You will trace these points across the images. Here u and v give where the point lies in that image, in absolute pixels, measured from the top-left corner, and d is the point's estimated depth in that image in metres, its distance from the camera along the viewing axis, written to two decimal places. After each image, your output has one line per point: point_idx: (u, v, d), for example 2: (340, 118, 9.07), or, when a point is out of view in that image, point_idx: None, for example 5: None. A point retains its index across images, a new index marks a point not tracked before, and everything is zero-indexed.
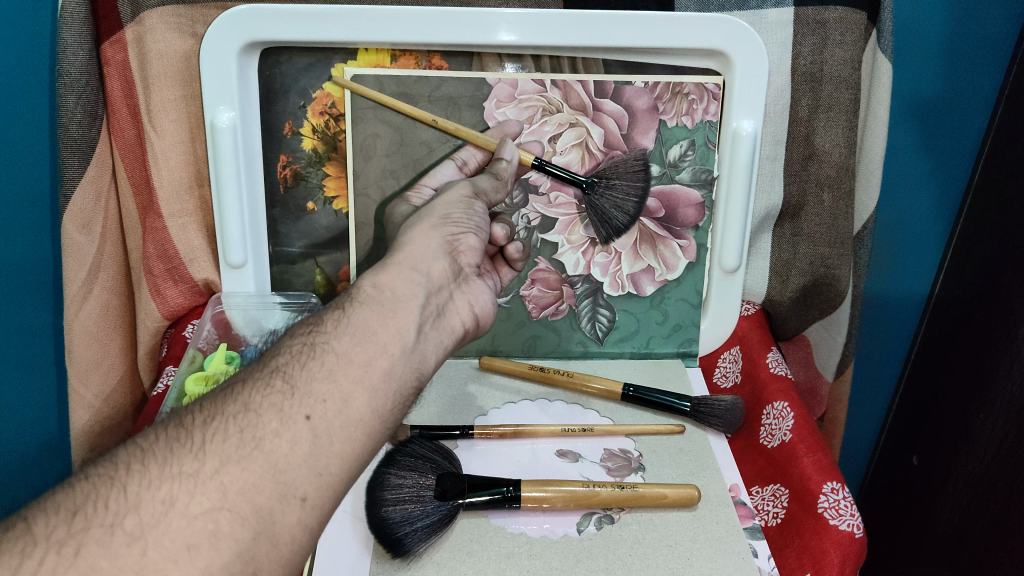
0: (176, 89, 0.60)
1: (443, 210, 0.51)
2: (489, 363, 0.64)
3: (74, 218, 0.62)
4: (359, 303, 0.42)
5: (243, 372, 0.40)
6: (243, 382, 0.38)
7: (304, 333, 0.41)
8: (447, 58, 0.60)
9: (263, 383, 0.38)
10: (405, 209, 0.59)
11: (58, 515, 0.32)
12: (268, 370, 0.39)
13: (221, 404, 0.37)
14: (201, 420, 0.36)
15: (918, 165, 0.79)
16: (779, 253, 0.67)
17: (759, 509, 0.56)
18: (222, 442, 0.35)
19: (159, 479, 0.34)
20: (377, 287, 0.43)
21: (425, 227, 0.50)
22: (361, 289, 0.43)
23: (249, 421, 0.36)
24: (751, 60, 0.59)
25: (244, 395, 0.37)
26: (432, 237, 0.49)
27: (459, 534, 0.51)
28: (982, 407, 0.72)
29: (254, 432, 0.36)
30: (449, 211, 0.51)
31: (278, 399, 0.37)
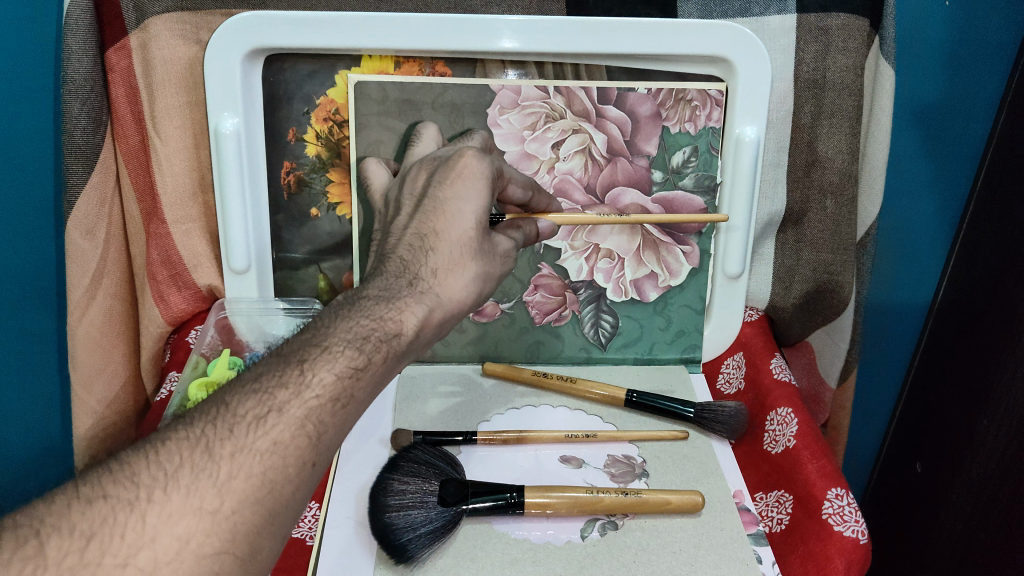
0: (180, 96, 0.60)
1: (493, 265, 0.49)
2: (493, 369, 0.64)
3: (78, 224, 0.62)
4: (392, 354, 0.43)
5: (275, 398, 0.39)
6: (279, 413, 0.38)
7: (325, 368, 0.40)
8: (450, 64, 0.60)
9: (297, 426, 0.38)
10: (489, 185, 0.49)
11: (72, 540, 0.32)
12: (303, 407, 0.39)
13: (252, 438, 0.37)
14: (230, 454, 0.36)
15: (920, 172, 0.79)
16: (782, 259, 0.67)
17: (763, 516, 0.56)
18: (244, 482, 0.36)
19: (179, 512, 0.34)
20: (407, 341, 0.43)
21: (476, 275, 0.47)
22: (382, 325, 0.43)
23: (275, 467, 0.37)
24: (753, 68, 0.59)
25: (275, 431, 0.38)
26: (467, 295, 0.47)
27: (462, 540, 0.51)
28: (985, 414, 0.72)
29: (274, 477, 0.37)
30: (495, 272, 0.49)
31: (304, 445, 0.38)
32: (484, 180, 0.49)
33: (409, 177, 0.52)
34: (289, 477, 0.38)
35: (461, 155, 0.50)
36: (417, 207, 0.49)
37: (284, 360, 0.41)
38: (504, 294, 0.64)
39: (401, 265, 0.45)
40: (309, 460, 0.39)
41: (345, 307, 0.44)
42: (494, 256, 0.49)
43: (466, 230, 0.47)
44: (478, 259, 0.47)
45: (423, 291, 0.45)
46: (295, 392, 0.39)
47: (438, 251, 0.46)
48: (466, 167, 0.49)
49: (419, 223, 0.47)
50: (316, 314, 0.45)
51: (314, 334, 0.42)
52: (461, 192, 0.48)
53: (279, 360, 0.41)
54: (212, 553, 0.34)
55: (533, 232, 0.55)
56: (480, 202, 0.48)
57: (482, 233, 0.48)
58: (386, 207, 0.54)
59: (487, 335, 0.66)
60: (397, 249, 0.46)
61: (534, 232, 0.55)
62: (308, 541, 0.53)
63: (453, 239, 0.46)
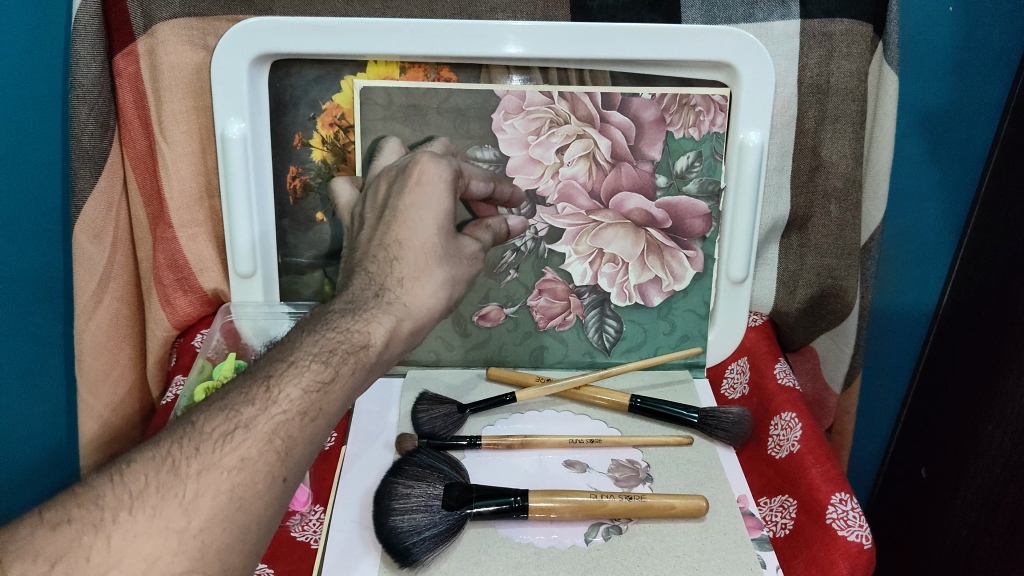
0: (187, 101, 0.60)
1: (461, 265, 0.54)
2: (496, 374, 0.65)
3: (85, 228, 0.62)
4: (360, 365, 0.46)
5: (242, 414, 0.42)
6: (246, 428, 0.41)
7: (291, 382, 0.43)
8: (456, 70, 0.60)
9: (264, 441, 0.41)
10: (447, 189, 0.53)
11: (38, 564, 0.35)
12: (271, 421, 0.42)
13: (218, 456, 0.40)
14: (196, 470, 0.39)
15: (925, 176, 0.79)
16: (786, 264, 0.67)
17: (767, 521, 0.56)
18: (211, 499, 0.39)
19: (145, 532, 0.37)
20: (376, 352, 0.47)
21: (442, 278, 0.51)
22: (349, 337, 0.46)
23: (242, 484, 0.40)
24: (757, 73, 0.59)
25: (243, 446, 0.40)
26: (436, 299, 0.50)
27: (467, 544, 0.51)
28: (990, 419, 0.72)
29: (243, 493, 0.40)
30: (461, 273, 0.53)
31: (272, 461, 0.41)
32: (448, 184, 0.54)
33: (371, 190, 0.56)
34: (258, 493, 0.40)
35: (416, 163, 0.54)
36: (379, 218, 0.53)
37: (253, 377, 0.44)
38: (509, 298, 0.65)
39: (367, 278, 0.49)
40: (278, 476, 0.41)
41: (314, 325, 0.47)
42: (458, 257, 0.53)
43: (429, 237, 0.51)
44: (443, 262, 0.51)
45: (389, 301, 0.48)
46: (262, 407, 0.42)
47: (402, 260, 0.50)
48: (423, 173, 0.53)
49: (385, 232, 0.51)
50: (290, 331, 0.49)
51: (282, 351, 0.46)
52: (420, 200, 0.52)
53: (248, 378, 0.44)
54: (181, 571, 0.37)
55: (501, 228, 0.61)
56: (437, 207, 0.52)
57: (445, 236, 0.52)
58: (353, 224, 0.57)
59: (490, 340, 0.66)
60: (364, 263, 0.50)
61: (502, 228, 0.61)
62: (314, 544, 0.53)
63: (416, 247, 0.51)
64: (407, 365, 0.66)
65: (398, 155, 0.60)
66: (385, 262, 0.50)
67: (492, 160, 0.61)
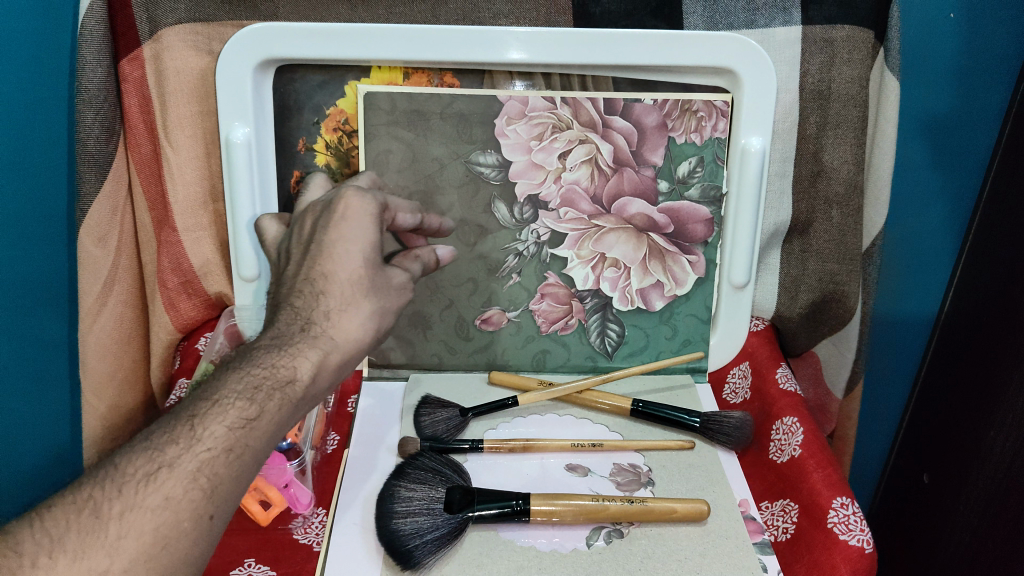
0: (191, 106, 0.61)
1: (390, 298, 0.49)
2: (499, 378, 0.65)
3: (90, 232, 0.62)
4: (287, 401, 0.44)
5: (165, 453, 0.40)
6: (169, 468, 0.40)
7: (214, 418, 0.42)
8: (459, 75, 0.61)
9: (189, 478, 0.40)
10: (376, 221, 0.50)
11: None
12: (195, 459, 0.40)
13: (140, 495, 0.39)
14: (117, 511, 0.38)
15: (927, 182, 0.79)
16: (788, 270, 0.68)
17: (769, 525, 0.56)
18: (135, 540, 0.38)
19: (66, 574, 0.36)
20: (303, 387, 0.44)
21: (371, 311, 0.47)
22: (270, 374, 0.44)
23: (167, 522, 0.39)
24: (759, 79, 0.60)
25: (166, 486, 0.39)
26: (365, 331, 0.47)
27: (468, 547, 0.51)
28: (992, 424, 0.71)
29: (168, 532, 0.39)
30: (391, 304, 0.49)
31: (198, 498, 0.40)
32: (376, 215, 0.50)
33: (297, 225, 0.52)
34: (184, 530, 0.39)
35: (341, 196, 0.50)
36: (305, 252, 0.49)
37: (176, 416, 0.42)
38: (511, 302, 0.65)
39: (292, 313, 0.46)
40: (205, 513, 0.40)
41: (239, 361, 0.45)
42: (389, 289, 0.49)
43: (355, 269, 0.47)
44: (372, 295, 0.48)
45: (315, 336, 0.45)
46: (185, 446, 0.41)
47: (328, 294, 0.46)
48: (348, 207, 0.49)
49: (309, 267, 0.47)
50: (214, 371, 0.46)
51: (208, 387, 0.44)
52: (347, 234, 0.48)
53: (171, 417, 0.42)
54: None
55: (431, 259, 0.59)
56: (365, 240, 0.48)
57: (373, 268, 0.48)
58: (278, 260, 0.53)
59: (493, 344, 0.66)
60: (289, 298, 0.47)
61: (432, 258, 0.59)
62: (316, 547, 0.53)
63: (343, 281, 0.47)
64: (410, 369, 0.67)
65: (323, 190, 0.60)
66: (309, 299, 0.46)
67: (494, 165, 0.62)
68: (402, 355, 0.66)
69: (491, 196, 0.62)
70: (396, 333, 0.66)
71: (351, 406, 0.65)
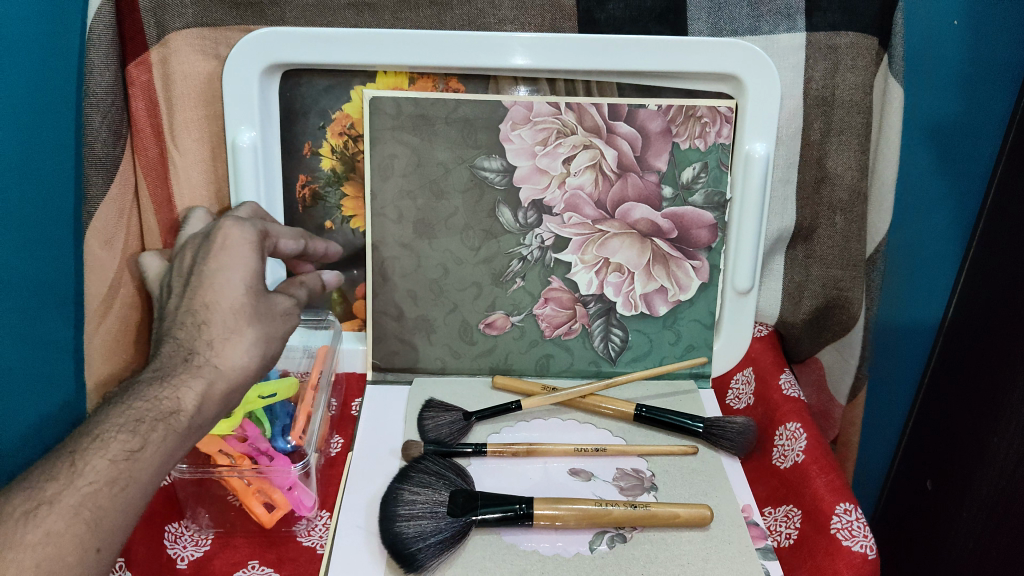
0: (199, 110, 0.62)
1: (275, 325, 0.51)
2: (502, 382, 0.64)
3: (96, 235, 0.62)
4: (171, 431, 0.44)
5: (45, 490, 0.41)
6: (51, 503, 0.40)
7: (95, 453, 0.42)
8: (463, 81, 0.61)
9: (73, 512, 0.40)
10: (254, 249, 0.52)
11: None
12: (77, 494, 0.41)
13: (22, 531, 0.39)
14: None
15: (930, 189, 0.79)
16: (791, 275, 0.68)
17: (771, 531, 0.56)
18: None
19: None
20: (188, 417, 0.45)
21: (255, 337, 0.49)
22: (152, 407, 0.45)
23: (50, 557, 0.39)
24: (763, 86, 0.60)
25: (48, 521, 0.40)
26: (250, 359, 0.48)
27: (471, 551, 0.51)
28: (995, 431, 0.71)
29: (51, 566, 0.39)
30: (276, 330, 0.51)
31: (81, 532, 0.40)
32: (255, 244, 0.52)
33: (177, 261, 0.53)
34: (68, 566, 0.39)
35: (219, 226, 0.52)
36: (186, 284, 0.50)
37: (57, 455, 0.42)
38: (514, 306, 0.65)
39: (176, 344, 0.48)
40: (91, 547, 0.40)
41: (121, 397, 0.46)
42: (271, 316, 0.50)
43: (236, 297, 0.49)
44: (256, 321, 0.49)
45: (199, 365, 0.47)
46: (67, 482, 0.41)
47: (210, 323, 0.48)
48: (227, 237, 0.51)
49: (191, 297, 0.49)
50: (96, 408, 0.47)
51: (89, 425, 0.44)
52: (225, 263, 0.50)
53: (51, 457, 0.43)
54: None
55: (316, 283, 0.60)
56: (245, 268, 0.50)
57: (255, 296, 0.50)
58: (160, 294, 0.54)
59: (497, 348, 0.66)
60: (172, 329, 0.48)
61: (318, 283, 0.60)
62: (319, 550, 0.53)
63: (225, 309, 0.49)
64: (414, 372, 0.67)
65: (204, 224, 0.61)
66: (193, 327, 0.48)
67: (499, 170, 0.62)
68: (406, 359, 0.66)
69: (496, 201, 0.63)
70: (400, 336, 0.66)
71: (354, 409, 0.66)
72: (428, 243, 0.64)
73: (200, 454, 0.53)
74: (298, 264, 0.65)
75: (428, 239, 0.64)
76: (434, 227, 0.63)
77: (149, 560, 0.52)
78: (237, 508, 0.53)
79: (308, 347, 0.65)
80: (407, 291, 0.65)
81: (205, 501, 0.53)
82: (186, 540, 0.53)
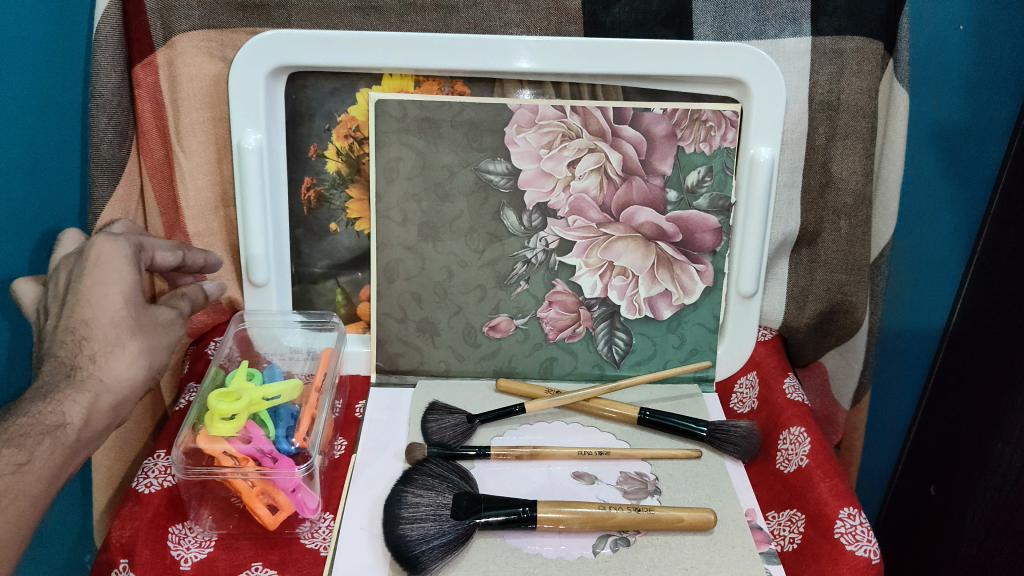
0: (204, 112, 0.61)
1: (158, 335, 0.52)
2: (506, 385, 0.64)
3: None
4: (58, 446, 0.46)
5: None
6: None
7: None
8: (469, 84, 0.62)
9: None
10: (132, 263, 0.51)
11: None
12: None
13: None
14: None
15: (936, 193, 0.79)
16: (796, 279, 0.67)
17: (775, 535, 0.56)
18: None
19: None
20: (75, 430, 0.47)
21: (140, 349, 0.50)
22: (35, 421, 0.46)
23: None
24: (769, 89, 0.60)
25: None
26: (136, 371, 0.50)
27: (475, 553, 0.51)
28: (999, 436, 0.71)
29: None
30: (160, 342, 0.52)
31: None
32: (132, 258, 0.51)
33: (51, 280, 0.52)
34: None
35: (92, 241, 0.51)
36: (64, 302, 0.50)
37: None
38: (519, 309, 0.65)
39: (56, 362, 0.48)
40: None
41: (6, 414, 0.47)
42: (156, 327, 0.52)
43: (115, 313, 0.49)
44: (138, 333, 0.50)
45: (83, 380, 0.48)
46: None
47: (91, 339, 0.48)
48: (100, 253, 0.50)
49: (69, 315, 0.49)
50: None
51: None
52: (101, 278, 0.50)
53: None
54: None
55: (199, 296, 0.57)
56: (122, 283, 0.50)
57: (135, 309, 0.50)
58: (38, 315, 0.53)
59: (500, 351, 0.66)
60: (53, 347, 0.48)
61: (201, 295, 0.58)
62: (323, 552, 0.53)
63: (105, 325, 0.49)
64: (417, 375, 0.67)
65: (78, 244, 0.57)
66: (74, 345, 0.48)
67: (504, 173, 0.62)
68: (410, 361, 0.66)
69: (500, 204, 0.63)
70: (404, 339, 0.66)
71: (358, 411, 0.66)
72: (433, 245, 0.64)
73: (204, 456, 0.52)
74: (177, 276, 0.64)
75: (433, 242, 0.64)
76: (438, 229, 0.63)
77: (152, 562, 0.52)
78: (241, 509, 0.54)
79: (312, 350, 0.65)
80: (411, 294, 0.65)
81: (209, 502, 0.53)
82: (189, 542, 0.53)
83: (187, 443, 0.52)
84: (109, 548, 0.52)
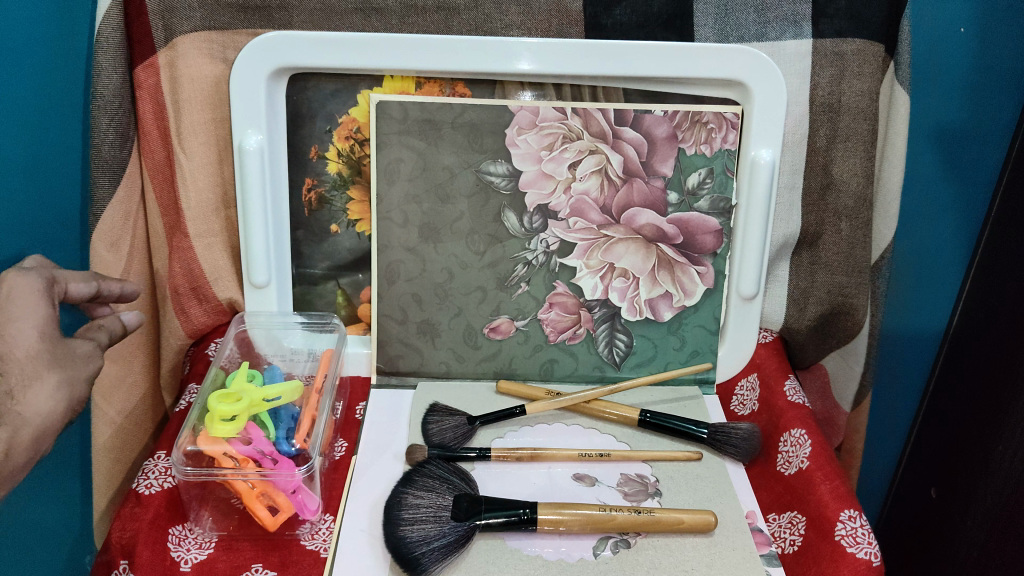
0: (205, 113, 0.61)
1: (78, 367, 0.50)
2: (506, 387, 0.64)
3: (102, 237, 0.63)
4: None
5: None
6: None
7: None
8: (470, 85, 0.62)
9: None
10: (45, 295, 0.50)
11: None
12: None
13: None
14: None
15: (937, 196, 0.79)
16: (797, 282, 0.67)
17: (776, 537, 0.56)
18: None
19: None
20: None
21: (59, 381, 0.49)
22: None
23: None
24: (770, 91, 0.60)
25: None
26: (57, 403, 0.49)
27: (475, 556, 0.51)
28: (1000, 439, 0.71)
29: None
30: (81, 374, 0.50)
31: None
32: (45, 289, 0.50)
33: None
34: None
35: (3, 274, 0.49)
36: None
37: None
38: (519, 311, 0.65)
39: None
40: None
41: None
42: (73, 360, 0.50)
43: (32, 344, 0.48)
44: (57, 366, 0.49)
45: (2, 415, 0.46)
46: None
47: (8, 373, 0.47)
48: (13, 287, 0.49)
49: None
50: None
51: None
52: (15, 311, 0.48)
53: None
54: None
55: (116, 326, 0.56)
56: (39, 315, 0.49)
57: (51, 340, 0.49)
58: None
59: (501, 353, 0.66)
60: None
61: (117, 326, 0.56)
62: (323, 553, 0.53)
63: (21, 359, 0.48)
64: (418, 376, 0.67)
65: None
66: None
67: (505, 175, 0.62)
68: (410, 362, 0.66)
69: (501, 205, 0.63)
70: (404, 340, 0.66)
71: (358, 412, 0.66)
72: (434, 247, 0.64)
73: (204, 457, 0.52)
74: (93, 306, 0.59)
75: (433, 243, 0.64)
76: (439, 231, 0.63)
77: (152, 563, 0.52)
78: (241, 510, 0.53)
79: (312, 351, 0.65)
80: (411, 295, 0.65)
81: (209, 503, 0.53)
82: (189, 543, 0.53)
83: (187, 445, 0.52)
84: (110, 548, 0.53)
